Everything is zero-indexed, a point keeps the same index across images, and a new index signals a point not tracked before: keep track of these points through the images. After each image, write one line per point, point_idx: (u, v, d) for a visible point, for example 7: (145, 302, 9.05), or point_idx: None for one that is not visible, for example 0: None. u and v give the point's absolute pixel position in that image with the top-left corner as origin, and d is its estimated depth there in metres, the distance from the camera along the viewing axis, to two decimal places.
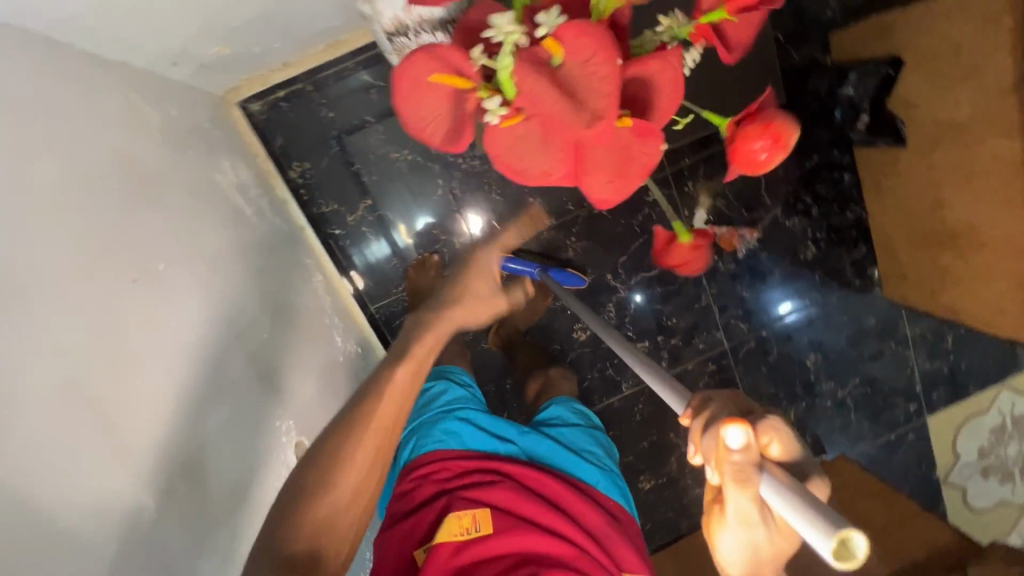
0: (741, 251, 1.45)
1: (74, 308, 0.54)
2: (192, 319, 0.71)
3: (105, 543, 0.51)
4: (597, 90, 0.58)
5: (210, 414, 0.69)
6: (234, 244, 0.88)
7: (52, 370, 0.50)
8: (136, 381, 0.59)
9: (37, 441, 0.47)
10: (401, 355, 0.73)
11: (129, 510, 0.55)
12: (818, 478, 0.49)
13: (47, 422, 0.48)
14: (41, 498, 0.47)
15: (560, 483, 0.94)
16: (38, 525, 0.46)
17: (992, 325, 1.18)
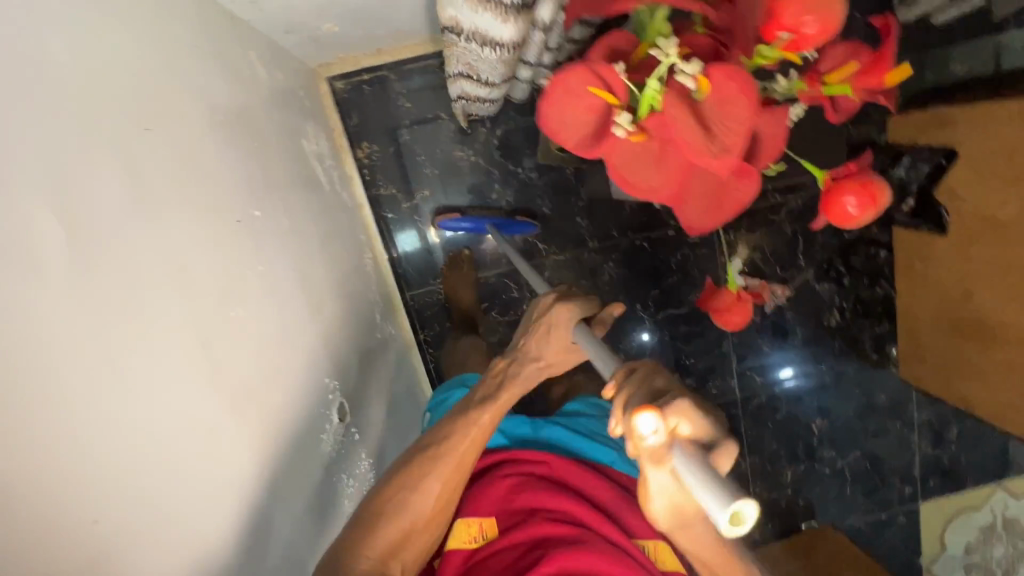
0: (768, 306, 1.49)
1: (199, 238, 0.56)
2: (275, 274, 0.73)
3: (208, 473, 0.52)
4: (731, 130, 0.58)
5: (283, 367, 0.70)
6: (309, 208, 0.92)
7: (181, 281, 0.52)
8: (235, 319, 0.61)
9: (168, 339, 0.49)
10: (442, 450, 0.72)
11: (225, 446, 0.55)
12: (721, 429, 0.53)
13: (178, 322, 0.50)
14: (166, 415, 0.48)
15: (565, 464, 0.98)
16: (163, 427, 0.47)
17: (1004, 421, 1.20)
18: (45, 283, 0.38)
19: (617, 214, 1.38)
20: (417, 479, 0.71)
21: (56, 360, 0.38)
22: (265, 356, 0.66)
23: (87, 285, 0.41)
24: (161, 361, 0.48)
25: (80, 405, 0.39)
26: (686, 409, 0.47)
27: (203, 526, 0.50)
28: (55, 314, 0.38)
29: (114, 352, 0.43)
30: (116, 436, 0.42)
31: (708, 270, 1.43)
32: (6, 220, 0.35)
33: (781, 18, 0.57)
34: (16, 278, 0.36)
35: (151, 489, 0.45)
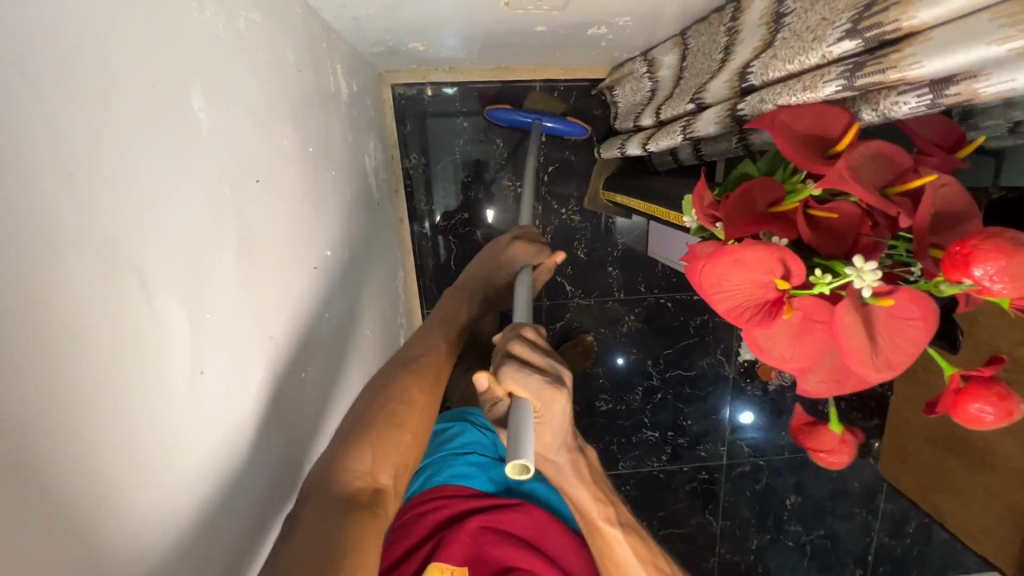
0: (771, 384, 1.49)
1: (287, 300, 0.53)
2: (337, 316, 0.70)
3: (265, 552, 0.50)
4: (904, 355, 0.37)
5: (330, 424, 0.68)
6: (363, 234, 0.88)
7: (254, 325, 0.46)
8: (303, 381, 0.58)
9: (227, 392, 0.43)
10: (424, 361, 0.71)
11: (279, 520, 0.53)
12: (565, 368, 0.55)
13: (237, 372, 0.44)
14: (215, 474, 0.42)
15: (548, 523, 0.93)
16: (210, 492, 0.41)
17: (972, 538, 1.27)
18: (164, 382, 0.35)
19: (648, 270, 1.38)
20: (408, 375, 0.68)
21: (150, 458, 0.34)
22: (316, 403, 0.62)
23: (195, 376, 0.38)
24: (240, 445, 0.45)
25: (173, 509, 0.37)
26: (524, 371, 0.51)
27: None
28: (167, 414, 0.36)
29: (205, 445, 0.40)
30: (200, 536, 0.39)
31: (723, 339, 1.45)
32: (139, 321, 0.33)
33: (955, 262, 0.34)
34: (142, 383, 0.33)
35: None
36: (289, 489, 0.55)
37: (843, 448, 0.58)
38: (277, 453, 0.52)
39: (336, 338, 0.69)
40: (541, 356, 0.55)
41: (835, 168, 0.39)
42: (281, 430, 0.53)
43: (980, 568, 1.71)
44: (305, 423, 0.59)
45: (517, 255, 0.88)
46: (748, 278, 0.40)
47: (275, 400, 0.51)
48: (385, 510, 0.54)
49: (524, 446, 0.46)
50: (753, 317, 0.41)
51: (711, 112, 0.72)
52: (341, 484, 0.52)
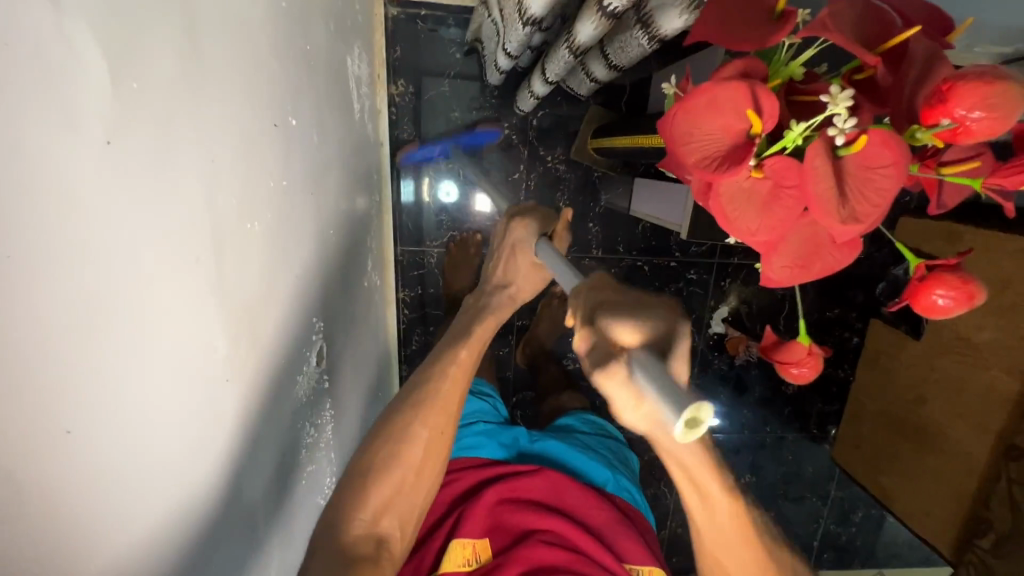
0: (738, 358, 1.49)
1: (235, 136, 0.47)
2: (299, 195, 0.65)
3: (200, 416, 0.43)
4: (869, 207, 0.35)
5: (289, 316, 0.61)
6: (339, 134, 0.84)
7: (200, 150, 0.41)
8: (256, 243, 0.52)
9: (166, 213, 0.37)
10: (432, 385, 0.68)
11: (228, 398, 0.48)
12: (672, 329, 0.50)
13: (178, 196, 0.38)
14: (152, 305, 0.36)
15: (565, 480, 0.89)
16: (142, 322, 0.35)
17: (913, 520, 1.29)
18: (82, 135, 0.29)
19: (629, 231, 1.37)
20: (410, 411, 0.66)
21: (70, 243, 0.29)
22: (274, 282, 0.57)
23: (123, 156, 0.32)
24: (178, 274, 0.39)
25: (97, 321, 0.31)
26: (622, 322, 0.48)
27: (184, 487, 0.42)
28: (91, 185, 0.30)
29: (132, 244, 0.34)
30: (116, 349, 0.33)
31: (696, 310, 1.45)
32: (53, 43, 0.27)
33: (943, 100, 0.36)
34: (50, 120, 0.27)
35: (141, 426, 0.36)
36: (235, 360, 0.49)
37: (811, 361, 0.57)
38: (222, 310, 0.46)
39: (297, 220, 0.64)
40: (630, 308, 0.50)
41: (818, 17, 0.37)
42: (228, 286, 0.47)
43: (916, 563, 1.76)
44: (258, 295, 0.53)
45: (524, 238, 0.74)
46: (719, 119, 0.38)
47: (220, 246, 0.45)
48: (388, 554, 0.60)
49: (669, 400, 0.41)
50: (721, 169, 0.38)
51: (585, 20, 0.73)
52: (344, 532, 0.57)
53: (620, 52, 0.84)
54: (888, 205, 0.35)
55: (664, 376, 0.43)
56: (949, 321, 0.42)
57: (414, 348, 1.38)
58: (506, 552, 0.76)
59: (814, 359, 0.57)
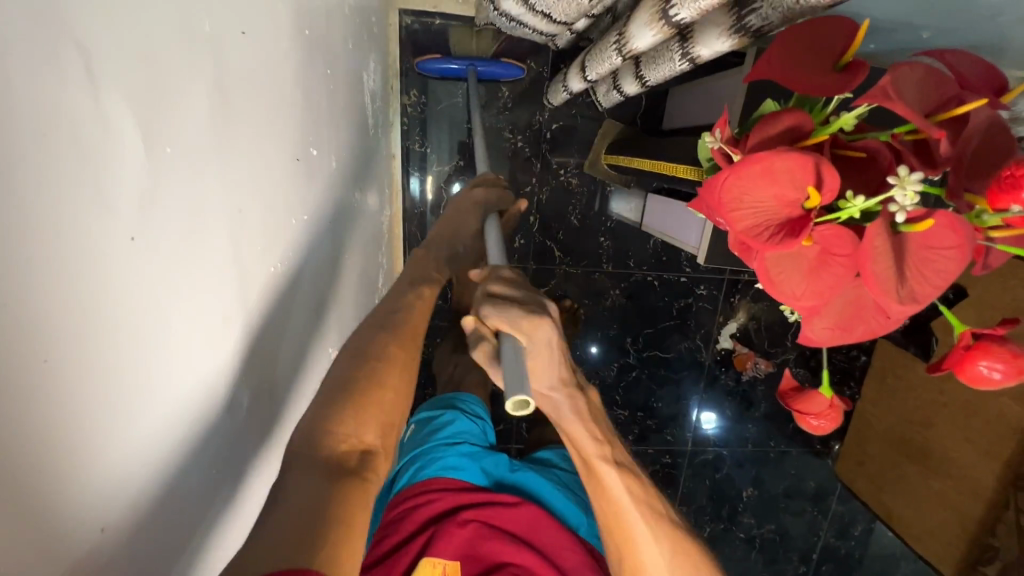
0: (744, 374, 1.49)
1: (260, 179, 0.46)
2: (319, 226, 0.64)
3: (221, 475, 0.43)
4: (926, 287, 0.34)
5: (304, 353, 0.61)
6: (356, 156, 0.82)
7: (224, 200, 0.40)
8: (276, 286, 0.51)
9: (188, 270, 0.36)
10: (400, 315, 0.63)
11: (241, 445, 0.46)
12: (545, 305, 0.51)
13: (200, 250, 0.37)
14: (169, 365, 0.35)
15: (543, 518, 0.88)
16: (161, 384, 0.34)
17: (917, 541, 1.29)
18: (114, 220, 0.28)
19: (639, 245, 1.35)
20: (384, 335, 0.60)
21: (93, 318, 0.28)
22: (289, 317, 0.55)
23: (152, 232, 0.32)
24: (201, 338, 0.38)
25: (115, 391, 0.30)
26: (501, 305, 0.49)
27: (208, 547, 0.42)
28: (120, 258, 0.29)
29: (157, 321, 0.33)
30: (140, 431, 0.32)
31: (704, 325, 1.44)
32: (87, 122, 0.26)
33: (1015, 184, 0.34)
34: (84, 211, 0.26)
35: (168, 498, 0.36)
36: (254, 411, 0.48)
37: (832, 414, 0.56)
38: (242, 362, 0.45)
39: (315, 249, 0.62)
40: (517, 293, 0.51)
41: (880, 83, 0.36)
42: (248, 337, 0.46)
43: None
44: (275, 339, 0.52)
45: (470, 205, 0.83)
46: (773, 187, 0.36)
47: (242, 298, 0.44)
48: (374, 473, 0.51)
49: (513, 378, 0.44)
50: (773, 238, 0.37)
51: (640, 22, 0.69)
52: (327, 448, 0.49)
53: (653, 68, 0.83)
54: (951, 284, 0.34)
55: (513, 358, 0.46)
56: (995, 391, 0.42)
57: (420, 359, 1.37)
58: None
59: (835, 414, 0.56)
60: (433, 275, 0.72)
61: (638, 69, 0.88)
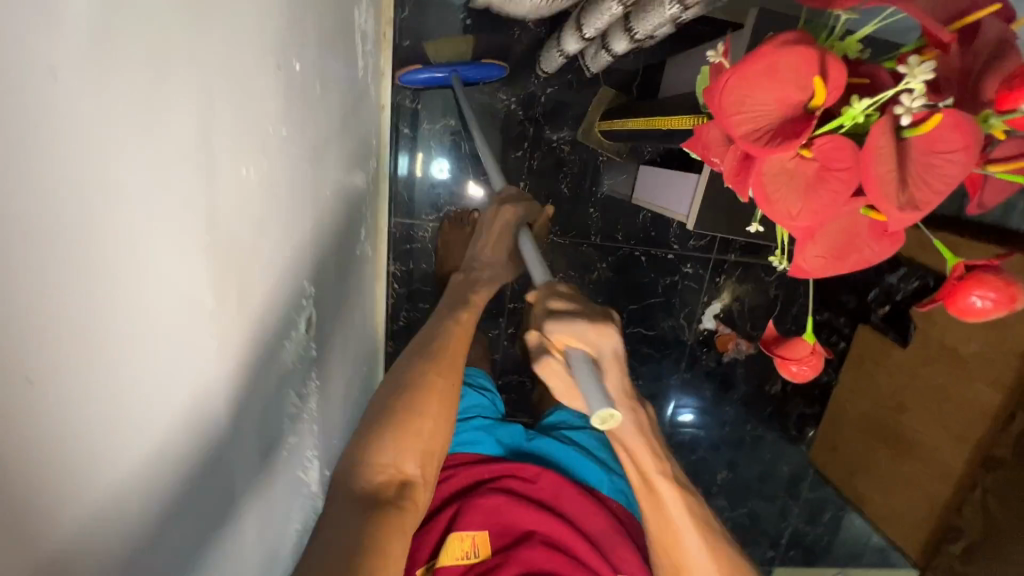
0: (725, 355, 1.50)
1: (230, 66, 0.42)
2: (301, 148, 0.61)
3: (179, 383, 0.39)
4: (927, 188, 0.33)
5: (281, 284, 0.57)
6: (344, 92, 0.80)
7: (187, 73, 0.36)
8: (250, 197, 0.48)
9: (140, 134, 0.32)
10: (438, 343, 0.73)
11: (199, 360, 0.41)
12: (604, 321, 0.58)
13: (154, 117, 0.33)
14: (113, 239, 0.30)
15: (567, 486, 0.88)
16: (103, 256, 0.29)
17: (887, 525, 1.31)
18: (54, 40, 0.25)
19: (629, 218, 1.34)
20: (423, 366, 0.70)
21: (15, 143, 0.23)
22: (262, 235, 0.51)
23: (99, 65, 0.28)
24: (161, 220, 0.34)
25: (40, 243, 0.25)
26: (571, 323, 0.57)
27: (160, 461, 0.38)
28: (53, 81, 0.25)
29: (111, 177, 0.29)
30: (75, 302, 0.28)
31: (688, 303, 1.43)
32: None
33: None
34: (26, 15, 0.23)
35: (116, 388, 0.32)
36: (221, 325, 0.44)
37: (812, 360, 0.55)
38: (209, 266, 0.41)
39: (295, 171, 0.59)
40: (579, 306, 0.60)
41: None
42: (216, 241, 0.42)
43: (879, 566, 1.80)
44: (248, 257, 0.48)
45: (507, 223, 0.83)
46: (778, 86, 0.36)
47: (210, 193, 0.41)
48: (411, 500, 0.63)
49: (595, 398, 0.52)
50: (771, 141, 0.36)
51: None
52: (366, 482, 0.60)
53: (642, 19, 0.86)
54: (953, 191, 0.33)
55: (589, 377, 0.54)
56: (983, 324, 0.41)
57: (401, 323, 1.35)
58: (505, 555, 0.77)
59: (817, 359, 0.55)
60: (471, 299, 0.80)
61: (627, 24, 0.91)
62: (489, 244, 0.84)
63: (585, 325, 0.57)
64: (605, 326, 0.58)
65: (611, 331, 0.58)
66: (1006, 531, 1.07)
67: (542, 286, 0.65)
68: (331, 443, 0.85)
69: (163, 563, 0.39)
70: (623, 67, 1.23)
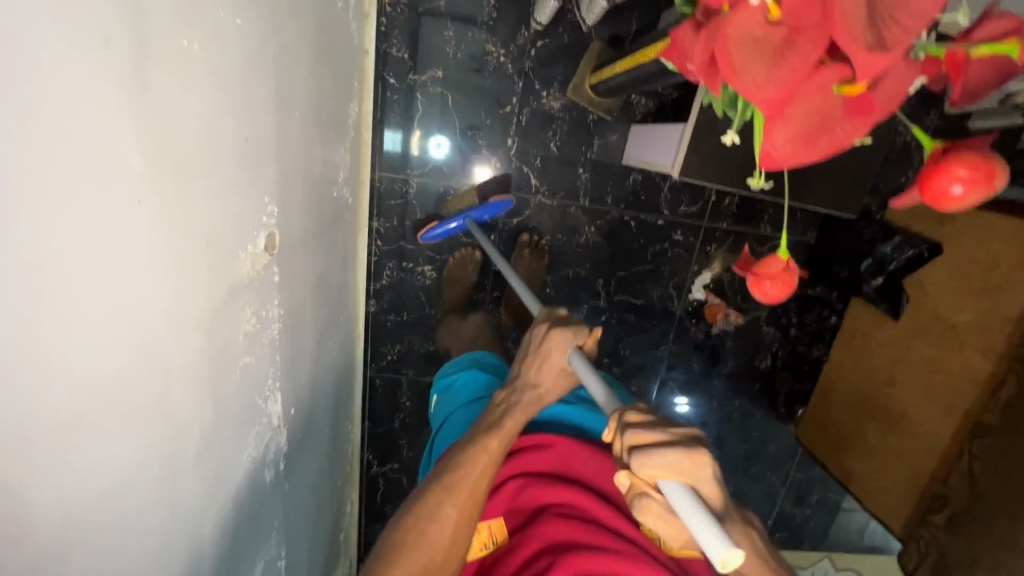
0: (714, 328, 1.47)
1: None
2: (263, 47, 0.58)
3: (107, 249, 0.36)
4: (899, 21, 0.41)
5: (230, 188, 0.54)
6: (320, 14, 0.77)
7: None
8: (192, 75, 0.45)
9: None
10: (460, 474, 0.67)
11: (131, 232, 0.39)
12: (695, 445, 0.46)
13: None
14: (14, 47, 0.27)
15: (583, 451, 0.84)
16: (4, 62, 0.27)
17: (870, 500, 1.28)
18: None
19: (619, 181, 1.32)
20: (437, 499, 0.66)
21: None
22: (209, 122, 0.48)
23: None
24: (73, 50, 0.32)
25: None
26: (655, 453, 0.45)
27: (81, 329, 0.35)
28: None
29: None
30: None
31: (678, 272, 1.41)
32: None
33: None
34: None
35: (22, 221, 0.29)
36: (154, 202, 0.41)
37: (785, 279, 0.63)
38: (139, 131, 0.38)
39: (253, 69, 0.56)
40: (666, 432, 0.47)
41: None
42: (148, 106, 0.39)
43: (866, 551, 1.77)
44: (190, 140, 0.46)
45: (559, 345, 0.65)
46: None
47: (141, 51, 0.38)
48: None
49: (712, 534, 0.38)
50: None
51: None
52: None
53: None
54: (919, 22, 0.40)
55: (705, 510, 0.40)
56: (959, 209, 0.53)
57: (384, 283, 1.32)
58: (519, 534, 0.75)
59: (788, 277, 0.63)
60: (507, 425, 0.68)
61: None
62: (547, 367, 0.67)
63: (678, 453, 0.45)
64: (699, 449, 0.46)
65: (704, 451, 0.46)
66: (989, 502, 1.01)
67: (615, 412, 0.52)
68: (296, 381, 0.82)
69: (86, 431, 0.37)
70: (618, 22, 1.20)
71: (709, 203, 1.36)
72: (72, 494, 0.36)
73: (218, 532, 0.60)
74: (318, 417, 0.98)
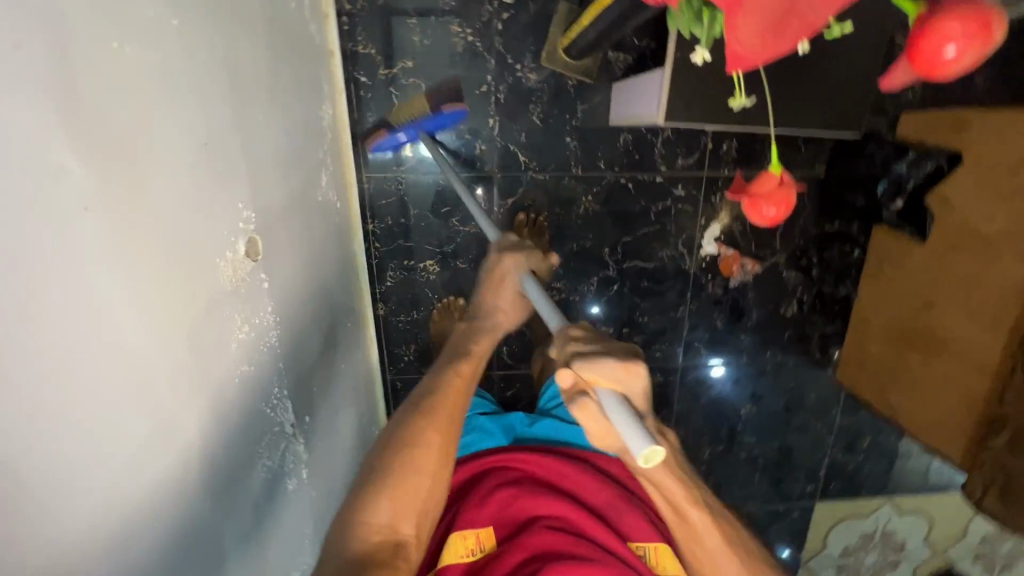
0: (732, 280, 1.42)
1: None
2: (205, 47, 0.56)
3: (53, 262, 0.35)
4: None
5: (195, 195, 0.53)
6: (269, 13, 0.75)
7: None
8: (128, 79, 0.43)
9: None
10: (439, 393, 0.73)
11: (79, 239, 0.38)
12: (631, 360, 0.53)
13: None
14: None
15: (570, 468, 0.88)
16: None
17: (921, 432, 1.23)
18: None
19: (609, 143, 1.28)
20: (419, 416, 0.71)
21: None
22: (157, 127, 0.47)
23: None
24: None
25: None
26: (598, 361, 0.51)
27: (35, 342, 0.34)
28: None
29: None
30: None
31: (685, 230, 1.36)
32: None
33: None
34: None
35: None
36: (106, 210, 0.40)
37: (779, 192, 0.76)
38: (75, 136, 0.37)
39: (199, 71, 0.54)
40: (602, 346, 0.55)
41: None
42: (81, 113, 0.38)
43: (930, 491, 1.69)
44: (138, 147, 0.44)
45: (512, 271, 0.80)
46: None
47: (62, 56, 0.37)
48: (406, 558, 0.62)
49: (635, 435, 0.45)
50: None
51: None
52: (359, 543, 0.59)
53: None
54: None
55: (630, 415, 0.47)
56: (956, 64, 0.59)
57: (389, 285, 1.32)
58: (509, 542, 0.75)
59: (783, 193, 0.77)
60: (473, 348, 0.79)
61: None
62: (502, 292, 0.81)
63: (616, 364, 0.52)
64: (633, 362, 0.52)
65: (638, 368, 0.52)
66: None
67: (560, 331, 0.59)
68: (306, 388, 0.82)
69: (58, 441, 0.36)
70: None
71: (705, 152, 1.31)
72: (50, 509, 0.36)
73: (235, 542, 0.60)
74: (337, 422, 0.98)
